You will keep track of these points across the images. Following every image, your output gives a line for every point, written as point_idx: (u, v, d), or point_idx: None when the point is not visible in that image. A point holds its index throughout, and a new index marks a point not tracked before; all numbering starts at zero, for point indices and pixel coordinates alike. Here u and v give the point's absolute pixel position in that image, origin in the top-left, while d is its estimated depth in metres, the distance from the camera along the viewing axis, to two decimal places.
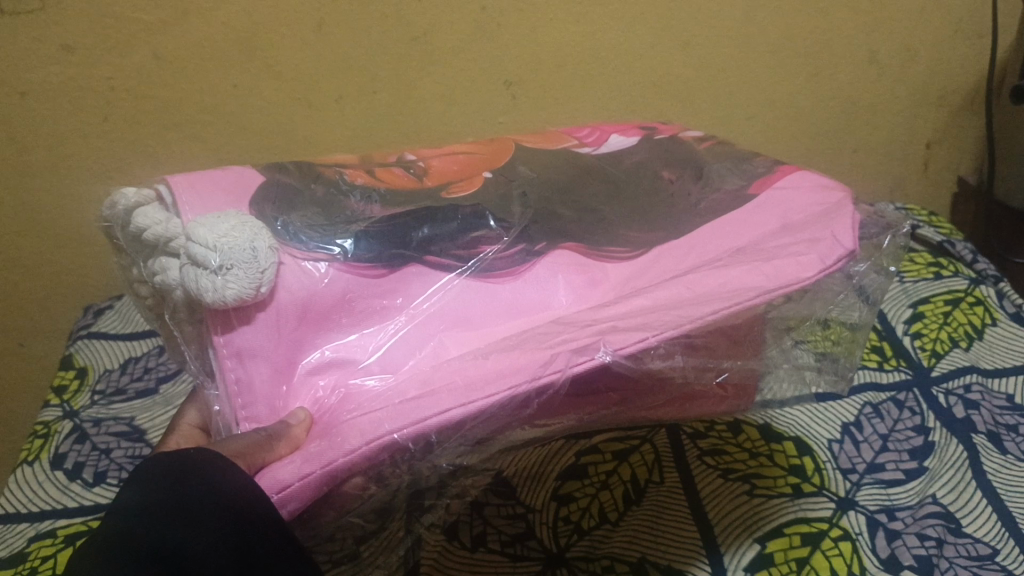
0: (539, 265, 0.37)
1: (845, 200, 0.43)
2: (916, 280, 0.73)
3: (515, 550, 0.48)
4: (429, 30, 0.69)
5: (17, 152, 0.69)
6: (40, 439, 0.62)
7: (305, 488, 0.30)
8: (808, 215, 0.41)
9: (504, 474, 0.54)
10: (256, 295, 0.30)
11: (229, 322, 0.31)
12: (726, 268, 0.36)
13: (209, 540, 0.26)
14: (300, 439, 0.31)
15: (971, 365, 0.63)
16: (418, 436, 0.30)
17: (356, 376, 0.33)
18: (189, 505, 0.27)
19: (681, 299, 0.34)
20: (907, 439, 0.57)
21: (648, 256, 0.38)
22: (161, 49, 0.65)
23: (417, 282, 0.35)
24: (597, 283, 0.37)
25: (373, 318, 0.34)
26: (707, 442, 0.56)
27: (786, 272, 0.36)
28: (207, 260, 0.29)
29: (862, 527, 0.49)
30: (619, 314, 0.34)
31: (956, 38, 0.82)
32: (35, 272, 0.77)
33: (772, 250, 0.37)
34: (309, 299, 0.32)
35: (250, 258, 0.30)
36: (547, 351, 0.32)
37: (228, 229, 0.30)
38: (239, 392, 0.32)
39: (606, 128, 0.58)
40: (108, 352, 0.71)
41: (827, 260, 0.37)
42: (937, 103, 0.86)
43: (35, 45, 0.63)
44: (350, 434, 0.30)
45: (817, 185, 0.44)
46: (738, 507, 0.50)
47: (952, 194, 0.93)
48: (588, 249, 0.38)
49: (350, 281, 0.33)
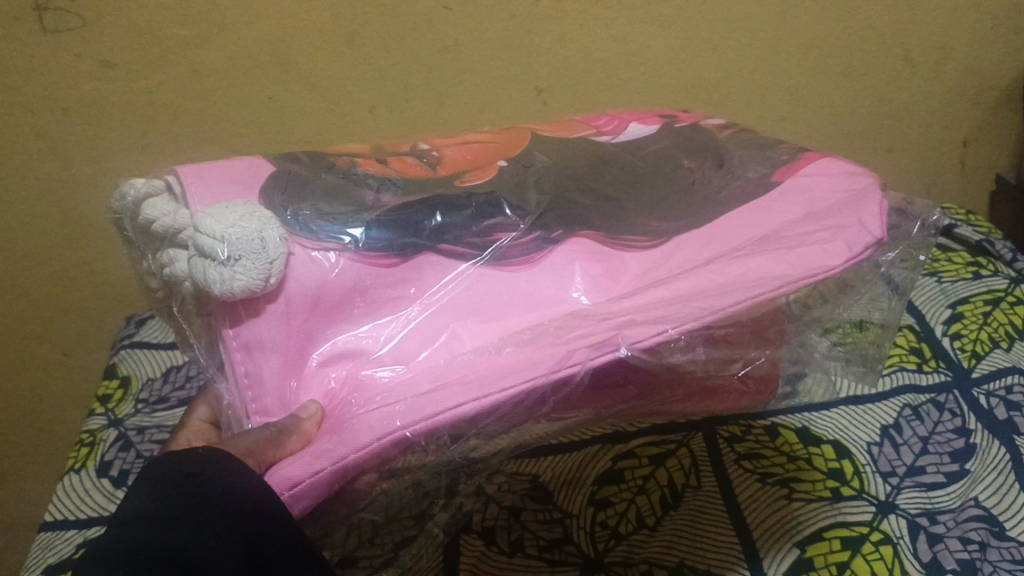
0: (555, 253, 0.38)
1: (873, 185, 0.42)
2: (954, 280, 0.72)
3: (554, 555, 0.48)
4: (460, 40, 0.69)
5: (60, 167, 0.70)
6: (86, 447, 0.63)
7: (315, 485, 0.31)
8: (835, 202, 0.40)
9: (540, 480, 0.54)
10: (265, 285, 0.31)
11: (239, 316, 0.33)
12: (748, 258, 0.35)
13: (211, 545, 0.27)
14: (310, 432, 0.33)
15: (1012, 365, 0.61)
16: (430, 431, 0.30)
17: (367, 366, 0.34)
18: (194, 507, 0.28)
19: (698, 292, 0.34)
20: (947, 441, 0.56)
21: (669, 245, 0.38)
22: (198, 64, 0.66)
23: (431, 271, 0.36)
24: (618, 275, 0.37)
25: (386, 306, 0.36)
26: (744, 446, 0.56)
27: (812, 260, 0.35)
28: (215, 251, 0.30)
29: (903, 531, 0.49)
30: (638, 306, 0.34)
31: (992, 36, 0.81)
32: (80, 284, 0.78)
33: (797, 238, 0.37)
34: (320, 290, 0.34)
35: (258, 249, 0.31)
36: (563, 346, 0.32)
37: (236, 220, 0.31)
38: (250, 385, 0.34)
39: (626, 116, 0.58)
40: (151, 361, 0.71)
41: (855, 247, 0.36)
42: (975, 101, 0.85)
43: (77, 64, 0.65)
44: (360, 430, 0.30)
45: (845, 172, 0.44)
46: (777, 512, 0.50)
47: (990, 194, 0.92)
48: (607, 237, 0.38)
49: (361, 270, 0.35)
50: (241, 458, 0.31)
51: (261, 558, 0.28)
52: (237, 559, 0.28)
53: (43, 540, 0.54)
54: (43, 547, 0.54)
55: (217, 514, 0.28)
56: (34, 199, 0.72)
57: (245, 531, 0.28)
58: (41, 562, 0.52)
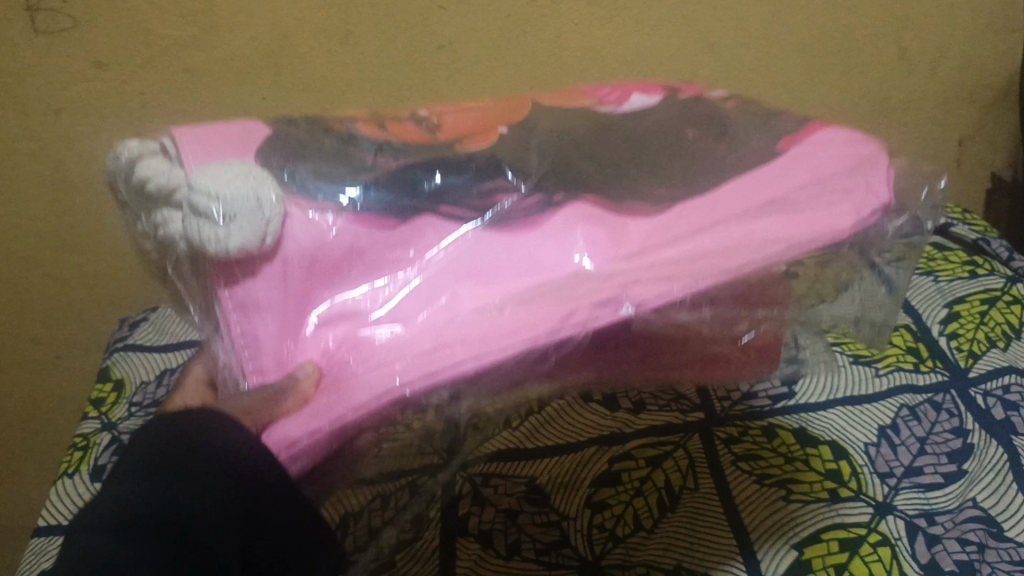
0: (556, 215, 0.36)
1: (878, 154, 0.41)
2: (950, 279, 0.72)
3: (551, 558, 0.48)
4: (455, 40, 0.69)
5: (52, 169, 0.69)
6: (80, 451, 0.62)
7: (313, 444, 0.32)
8: (838, 168, 0.39)
9: (537, 481, 0.54)
10: (261, 244, 0.32)
11: (235, 275, 0.33)
12: (752, 223, 0.35)
13: (206, 503, 0.30)
14: (309, 392, 0.33)
15: (1010, 365, 0.61)
16: (430, 389, 0.31)
17: (365, 327, 0.33)
18: (188, 469, 0.30)
19: (704, 252, 0.34)
20: (945, 442, 0.55)
21: (672, 213, 0.36)
22: (191, 65, 0.66)
23: (431, 232, 0.35)
24: (621, 239, 0.35)
25: (386, 267, 0.34)
26: (742, 447, 0.55)
27: (820, 222, 0.35)
28: (210, 210, 0.30)
29: (901, 532, 0.49)
30: (642, 266, 0.33)
31: (987, 34, 0.80)
32: (73, 287, 0.78)
33: (800, 204, 0.37)
34: (317, 250, 0.34)
35: (254, 208, 0.31)
36: (566, 304, 0.32)
37: (231, 179, 0.31)
38: (245, 344, 0.34)
39: (628, 86, 0.57)
40: (144, 363, 0.71)
41: (863, 211, 0.37)
42: (970, 100, 0.85)
43: (69, 65, 0.64)
44: (357, 388, 0.31)
45: (850, 140, 0.43)
46: (774, 513, 0.50)
47: (986, 193, 0.92)
48: (609, 202, 0.37)
49: (359, 232, 0.34)
50: (236, 419, 0.32)
51: (257, 510, 0.31)
52: (233, 514, 0.30)
53: (36, 546, 0.54)
54: (36, 553, 0.53)
55: (209, 475, 0.30)
56: (27, 201, 0.71)
57: (239, 488, 0.30)
58: (34, 568, 0.52)
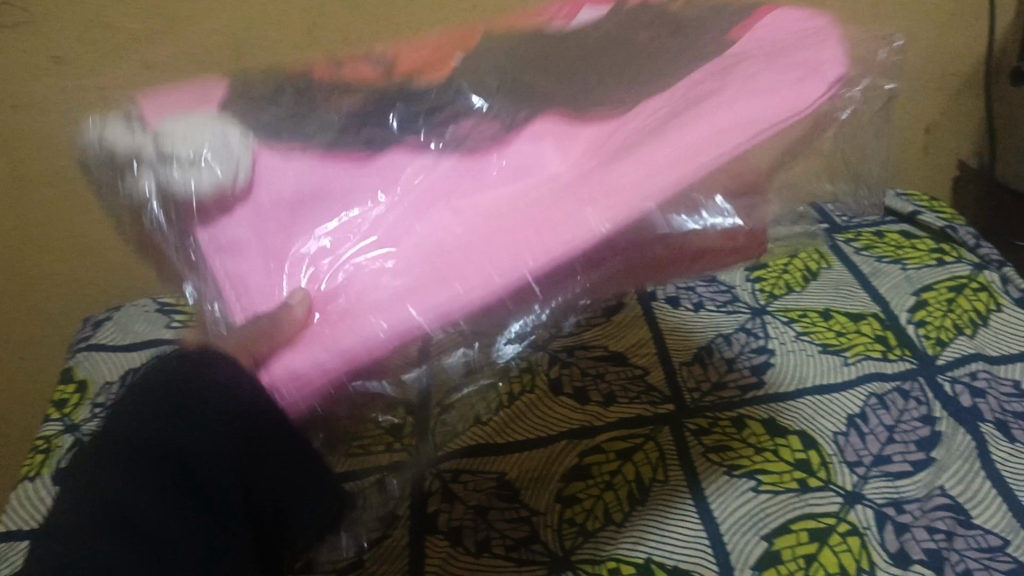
0: (517, 143, 0.37)
1: (826, 19, 0.41)
2: (918, 267, 0.72)
3: (521, 554, 0.48)
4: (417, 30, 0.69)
5: (10, 166, 0.68)
6: (41, 454, 0.61)
7: (320, 380, 0.30)
8: (786, 41, 0.39)
9: (507, 478, 0.53)
10: (232, 183, 0.35)
11: (208, 215, 0.35)
12: (723, 105, 0.34)
13: (214, 446, 0.32)
14: (305, 321, 0.32)
15: (977, 352, 0.61)
16: (442, 323, 0.30)
17: (358, 257, 0.34)
18: (195, 411, 0.32)
19: (694, 149, 0.32)
20: (913, 430, 0.55)
21: (617, 122, 0.37)
22: (150, 58, 0.65)
23: (402, 171, 0.37)
24: (570, 154, 0.36)
25: (362, 200, 0.36)
26: (712, 438, 0.55)
27: (789, 100, 0.34)
28: (182, 155, 0.35)
29: (870, 521, 0.49)
30: (624, 168, 0.33)
31: (956, 21, 0.80)
32: (36, 284, 0.77)
33: (762, 85, 0.35)
34: (288, 191, 0.36)
35: (225, 151, 0.36)
36: (566, 223, 0.31)
37: (199, 137, 0.36)
38: (233, 285, 0.35)
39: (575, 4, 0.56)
40: (108, 363, 0.70)
41: (828, 76, 0.35)
42: (937, 87, 0.85)
43: (25, 59, 0.63)
44: (368, 320, 0.30)
45: (796, 12, 0.42)
46: (745, 505, 0.50)
47: (953, 178, 0.92)
48: (551, 125, 0.38)
49: (328, 174, 0.37)
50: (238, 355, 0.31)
51: (264, 450, 0.32)
52: (239, 455, 0.32)
53: None
54: None
55: (215, 421, 0.32)
56: None
57: (245, 432, 0.32)
58: None
